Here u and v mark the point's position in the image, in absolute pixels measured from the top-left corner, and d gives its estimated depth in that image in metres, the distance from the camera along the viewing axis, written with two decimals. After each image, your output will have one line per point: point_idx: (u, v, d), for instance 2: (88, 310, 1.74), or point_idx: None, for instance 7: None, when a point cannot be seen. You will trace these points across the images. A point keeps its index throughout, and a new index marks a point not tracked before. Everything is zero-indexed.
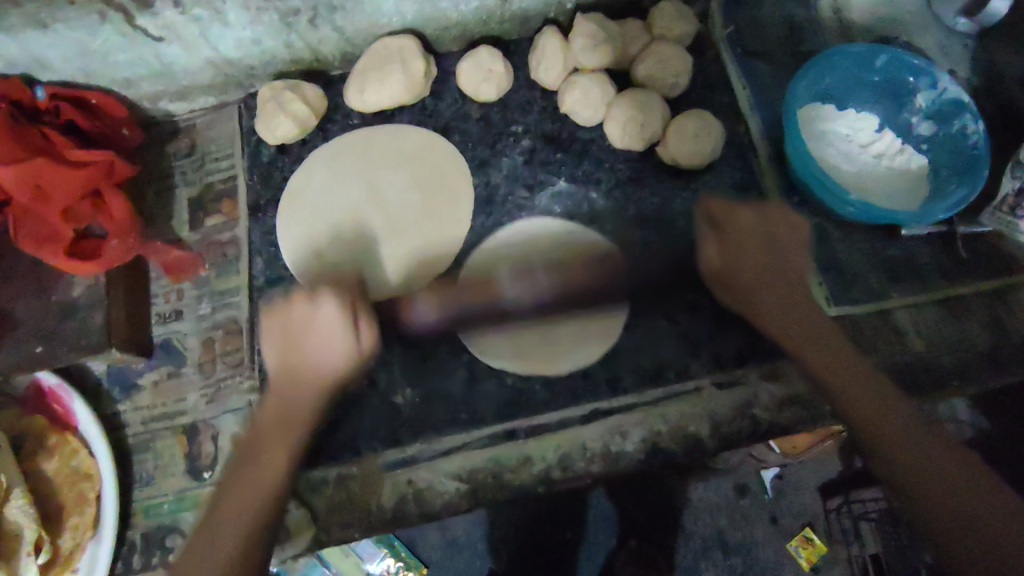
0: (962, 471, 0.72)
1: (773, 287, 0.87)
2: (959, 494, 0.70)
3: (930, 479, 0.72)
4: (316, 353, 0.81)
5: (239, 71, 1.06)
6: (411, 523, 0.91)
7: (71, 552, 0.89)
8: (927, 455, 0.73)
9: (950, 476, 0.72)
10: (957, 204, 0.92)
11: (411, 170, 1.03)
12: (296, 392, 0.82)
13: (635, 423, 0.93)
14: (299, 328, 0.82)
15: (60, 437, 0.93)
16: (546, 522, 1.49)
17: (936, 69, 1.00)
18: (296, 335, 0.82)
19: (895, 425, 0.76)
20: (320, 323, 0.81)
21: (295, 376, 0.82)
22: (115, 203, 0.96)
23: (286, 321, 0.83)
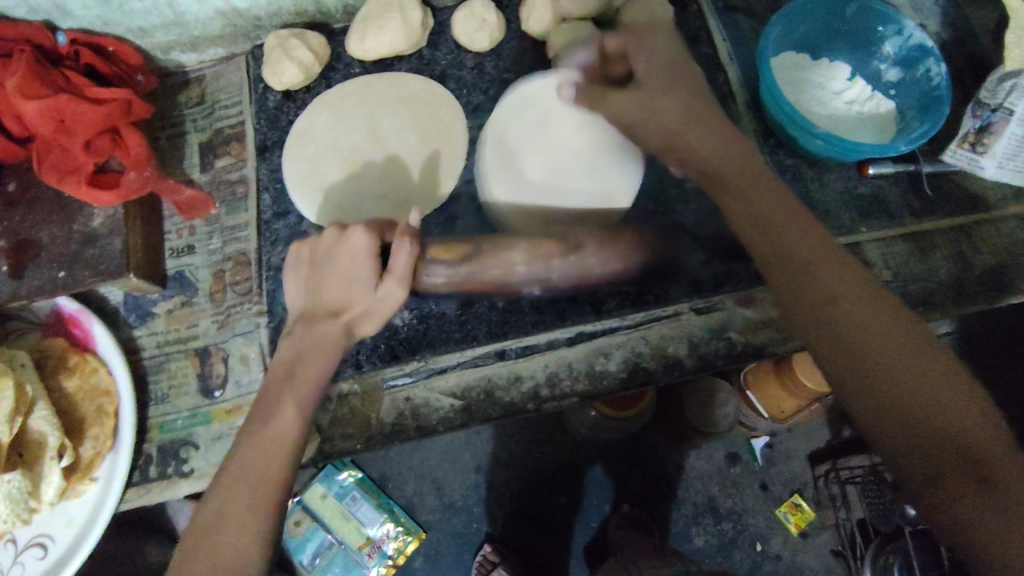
0: (978, 423, 0.65)
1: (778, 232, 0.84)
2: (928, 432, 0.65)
3: (917, 429, 0.66)
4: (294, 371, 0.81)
5: (247, 22, 1.12)
6: (409, 435, 0.98)
7: (92, 459, 0.95)
8: (910, 377, 0.68)
9: (939, 416, 0.66)
10: (921, 135, 0.97)
11: (410, 113, 1.09)
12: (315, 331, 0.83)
13: (617, 345, 1.00)
14: (334, 259, 0.85)
15: (80, 357, 1.00)
16: (540, 492, 1.64)
17: (902, 16, 1.06)
18: (324, 263, 0.85)
19: (886, 355, 0.70)
20: (345, 248, 0.84)
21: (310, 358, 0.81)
22: (133, 138, 1.03)
23: (315, 252, 0.87)
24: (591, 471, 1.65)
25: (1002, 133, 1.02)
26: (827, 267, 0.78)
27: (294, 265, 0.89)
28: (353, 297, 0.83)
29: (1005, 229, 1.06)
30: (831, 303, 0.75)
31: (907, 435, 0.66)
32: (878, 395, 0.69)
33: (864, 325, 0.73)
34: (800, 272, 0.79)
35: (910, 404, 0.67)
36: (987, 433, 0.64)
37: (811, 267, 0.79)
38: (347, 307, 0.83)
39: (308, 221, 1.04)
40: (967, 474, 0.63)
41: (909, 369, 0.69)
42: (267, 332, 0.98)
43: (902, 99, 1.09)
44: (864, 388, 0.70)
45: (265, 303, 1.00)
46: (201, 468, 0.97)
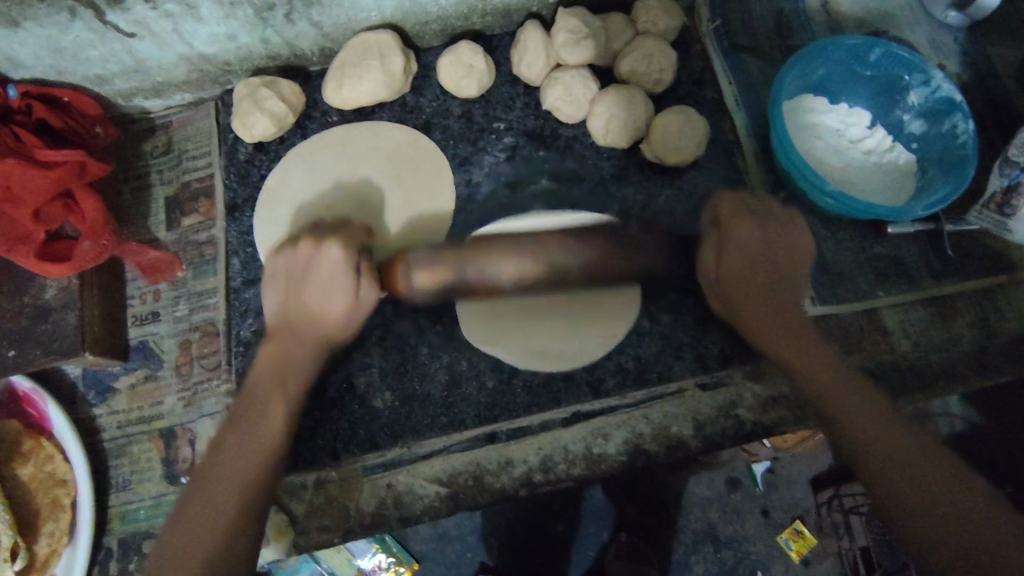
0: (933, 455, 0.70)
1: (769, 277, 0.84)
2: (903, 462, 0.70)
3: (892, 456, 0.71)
4: (317, 307, 0.82)
5: (215, 67, 1.03)
6: (391, 526, 0.90)
7: (48, 558, 0.88)
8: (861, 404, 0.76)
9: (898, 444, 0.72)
10: (939, 199, 0.90)
11: (391, 168, 1.01)
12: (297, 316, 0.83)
13: (617, 426, 0.93)
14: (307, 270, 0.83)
15: (34, 442, 0.92)
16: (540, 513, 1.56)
17: (930, 65, 0.98)
18: (294, 280, 0.83)
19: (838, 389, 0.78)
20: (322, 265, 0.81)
21: (318, 275, 0.82)
22: (87, 203, 0.93)
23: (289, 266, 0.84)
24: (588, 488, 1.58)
25: None
26: (815, 344, 0.82)
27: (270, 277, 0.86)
28: (326, 307, 0.82)
29: None
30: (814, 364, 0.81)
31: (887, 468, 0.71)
32: (878, 451, 0.72)
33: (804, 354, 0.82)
34: (779, 326, 0.84)
35: (905, 457, 0.70)
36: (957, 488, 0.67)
37: (796, 342, 0.82)
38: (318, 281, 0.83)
39: None
40: (950, 530, 0.65)
41: (902, 431, 0.73)
42: None
43: (924, 152, 1.01)
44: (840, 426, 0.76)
45: (234, 383, 0.92)
46: None
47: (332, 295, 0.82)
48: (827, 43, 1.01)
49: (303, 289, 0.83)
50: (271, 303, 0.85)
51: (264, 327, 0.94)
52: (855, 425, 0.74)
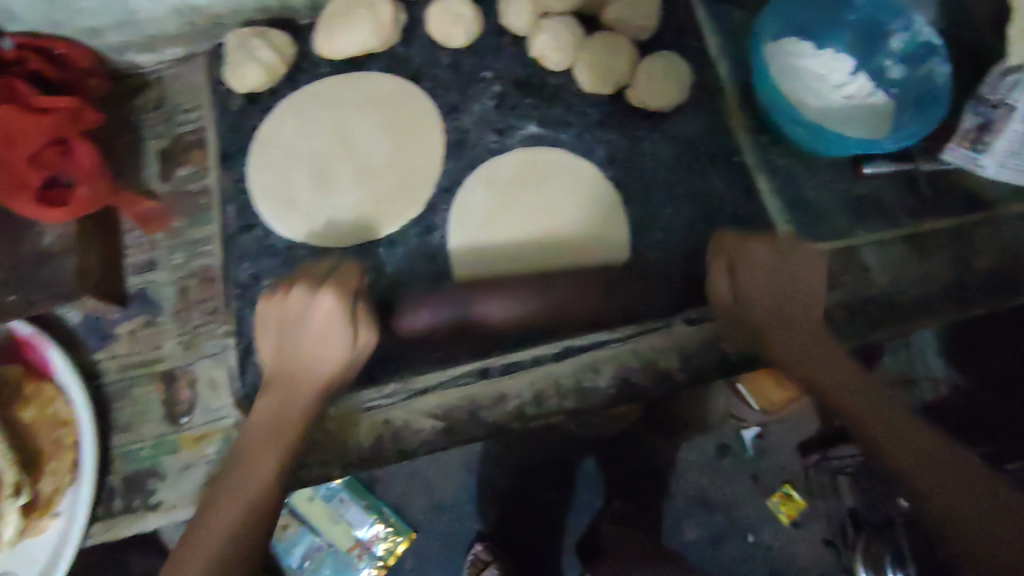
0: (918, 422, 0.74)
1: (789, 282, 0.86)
2: (893, 427, 0.73)
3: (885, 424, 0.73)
4: (309, 355, 0.80)
5: (206, 20, 1.05)
6: (390, 458, 0.94)
7: (52, 494, 0.90)
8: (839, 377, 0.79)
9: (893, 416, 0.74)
10: (909, 135, 0.95)
11: (383, 117, 1.03)
12: (295, 392, 0.80)
13: (607, 360, 0.96)
14: (300, 319, 0.79)
15: (36, 385, 0.94)
16: (535, 480, 1.60)
17: (911, 11, 1.02)
18: (292, 324, 0.80)
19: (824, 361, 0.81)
20: (312, 314, 0.78)
21: (312, 323, 0.78)
22: (84, 150, 0.96)
23: (280, 314, 0.81)
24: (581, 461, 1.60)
25: (1002, 133, 0.96)
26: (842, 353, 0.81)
27: (262, 325, 0.82)
28: (330, 356, 0.80)
29: (1005, 229, 1.02)
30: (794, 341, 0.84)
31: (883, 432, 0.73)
32: (887, 441, 0.72)
33: (789, 336, 0.84)
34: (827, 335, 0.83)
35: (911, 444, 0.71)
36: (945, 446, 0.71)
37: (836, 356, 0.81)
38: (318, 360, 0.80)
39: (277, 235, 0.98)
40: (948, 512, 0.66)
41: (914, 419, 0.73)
42: (236, 355, 0.94)
43: (904, 98, 1.02)
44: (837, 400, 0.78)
45: (233, 324, 0.94)
46: (169, 499, 0.92)
47: (329, 336, 0.78)
48: None
49: (293, 334, 0.80)
50: (270, 349, 0.82)
51: (261, 270, 0.96)
52: (862, 414, 0.75)
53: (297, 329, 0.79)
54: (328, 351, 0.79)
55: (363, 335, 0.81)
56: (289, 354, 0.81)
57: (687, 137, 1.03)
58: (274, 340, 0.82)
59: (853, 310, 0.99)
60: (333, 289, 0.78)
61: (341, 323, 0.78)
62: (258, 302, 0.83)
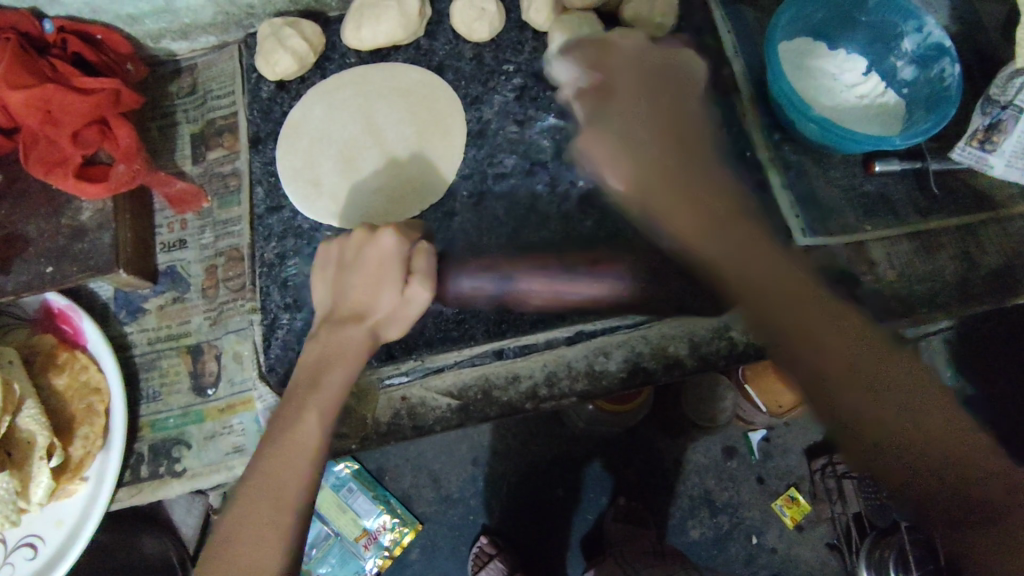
0: (923, 395, 0.74)
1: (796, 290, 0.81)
2: (892, 429, 0.72)
3: (886, 425, 0.73)
4: (368, 302, 0.77)
5: (240, 10, 1.09)
6: (405, 435, 0.97)
7: (82, 459, 0.94)
8: (845, 358, 0.75)
9: (884, 418, 0.73)
10: (919, 132, 0.95)
11: (407, 106, 1.06)
12: (344, 329, 0.77)
13: (617, 345, 0.99)
14: (361, 262, 0.79)
15: (69, 354, 0.98)
16: (538, 480, 1.63)
17: (923, 12, 1.03)
18: (348, 269, 0.80)
19: (846, 346, 0.76)
20: (371, 255, 0.78)
21: (366, 264, 0.78)
22: (121, 130, 0.99)
23: (340, 258, 0.82)
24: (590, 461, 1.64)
25: (1010, 132, 0.99)
26: (850, 344, 0.76)
27: (320, 270, 0.83)
28: (376, 304, 0.77)
29: (1012, 229, 1.05)
30: (799, 314, 0.79)
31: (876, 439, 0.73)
32: (878, 431, 0.73)
33: (793, 303, 0.80)
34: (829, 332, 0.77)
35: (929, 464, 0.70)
36: (942, 427, 0.72)
37: (852, 358, 0.75)
38: (369, 312, 0.77)
39: (303, 216, 1.01)
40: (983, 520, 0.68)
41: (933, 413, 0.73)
42: (259, 330, 0.96)
43: (914, 97, 1.06)
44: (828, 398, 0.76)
45: (258, 301, 0.97)
46: (194, 467, 0.96)
47: (382, 285, 0.76)
48: None
49: (348, 278, 0.79)
50: (323, 297, 0.82)
51: (286, 250, 1.00)
52: (869, 413, 0.73)
53: (351, 272, 0.79)
54: (377, 298, 0.77)
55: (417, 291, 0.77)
56: (341, 299, 0.79)
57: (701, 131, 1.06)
58: (331, 278, 0.81)
59: (861, 305, 1.01)
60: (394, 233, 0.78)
61: (394, 276, 0.76)
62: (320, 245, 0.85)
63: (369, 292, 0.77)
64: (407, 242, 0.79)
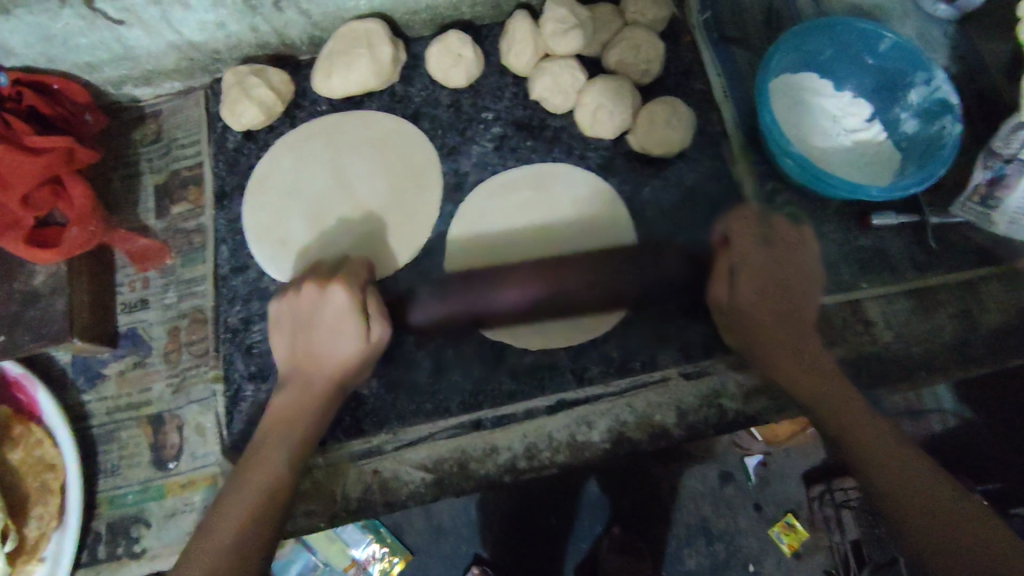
0: (904, 455, 0.74)
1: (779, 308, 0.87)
2: (924, 491, 0.70)
3: (914, 481, 0.71)
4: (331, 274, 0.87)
5: (205, 56, 1.04)
6: (376, 512, 0.92)
7: (37, 540, 0.89)
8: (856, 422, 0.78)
9: (917, 480, 0.71)
10: (898, 188, 0.90)
11: (380, 158, 1.01)
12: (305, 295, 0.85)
13: (601, 414, 0.94)
14: (329, 251, 0.91)
15: (24, 427, 0.93)
16: (536, 509, 1.57)
17: (934, 64, 0.98)
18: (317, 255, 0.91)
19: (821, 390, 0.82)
20: (335, 241, 0.90)
21: (331, 245, 0.90)
22: (77, 189, 0.94)
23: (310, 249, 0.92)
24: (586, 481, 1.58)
25: (1014, 188, 0.93)
26: (884, 431, 0.77)
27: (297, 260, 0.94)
28: (336, 270, 0.87)
29: (1018, 284, 0.99)
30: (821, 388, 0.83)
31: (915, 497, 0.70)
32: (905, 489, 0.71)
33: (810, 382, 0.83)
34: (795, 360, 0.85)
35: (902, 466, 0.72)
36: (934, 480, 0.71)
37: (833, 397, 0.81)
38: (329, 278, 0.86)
39: (269, 277, 0.96)
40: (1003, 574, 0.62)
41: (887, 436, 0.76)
42: (223, 402, 0.92)
43: (911, 152, 1.00)
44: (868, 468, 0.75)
45: (222, 369, 0.93)
46: (154, 547, 0.91)
47: (342, 255, 0.88)
48: (836, 24, 1.02)
49: (316, 260, 0.90)
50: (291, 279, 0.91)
51: (251, 314, 0.94)
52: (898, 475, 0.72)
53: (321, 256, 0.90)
54: (341, 265, 0.88)
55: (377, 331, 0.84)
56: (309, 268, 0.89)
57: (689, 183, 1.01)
58: (289, 335, 0.85)
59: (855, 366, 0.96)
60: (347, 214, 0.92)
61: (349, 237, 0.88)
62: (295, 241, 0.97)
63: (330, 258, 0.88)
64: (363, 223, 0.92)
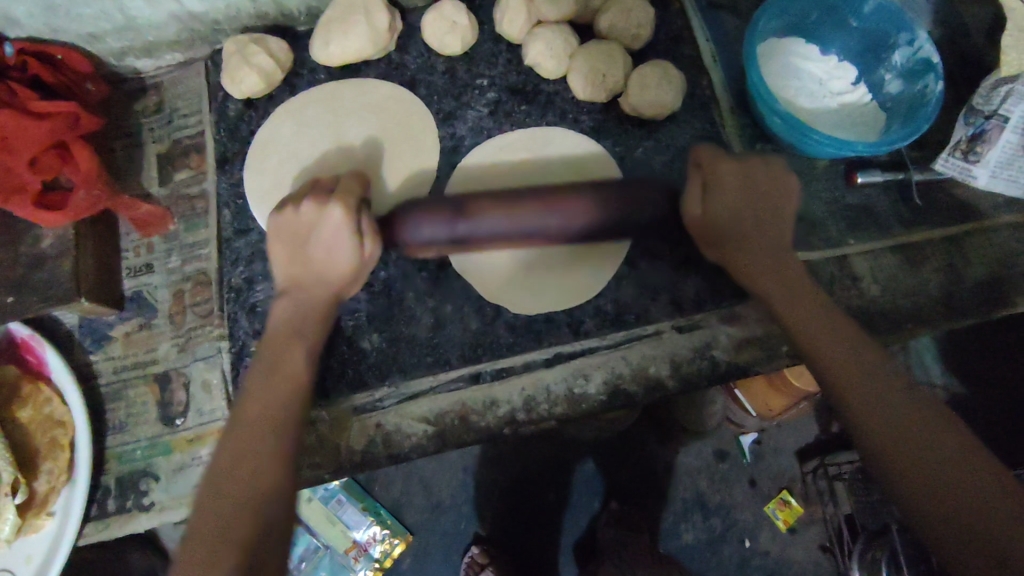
0: (920, 421, 0.66)
1: (824, 326, 0.77)
2: (933, 464, 0.63)
3: (915, 453, 0.64)
4: (325, 258, 0.82)
5: (205, 26, 1.06)
6: (380, 463, 0.95)
7: (47, 495, 0.91)
8: (866, 381, 0.70)
9: (921, 453, 0.64)
10: (882, 142, 0.93)
11: (377, 123, 1.03)
12: (307, 271, 0.83)
13: (597, 366, 0.97)
14: (313, 228, 0.82)
15: (33, 386, 0.95)
16: (532, 489, 1.60)
17: (917, 25, 1.00)
18: (303, 234, 0.82)
19: (833, 345, 0.74)
20: (324, 222, 0.81)
21: (320, 228, 0.81)
22: (82, 156, 0.96)
23: (291, 222, 0.83)
24: (580, 463, 1.62)
25: (993, 143, 0.99)
26: (892, 393, 0.68)
27: (273, 233, 0.84)
28: (336, 262, 0.82)
29: (998, 239, 1.02)
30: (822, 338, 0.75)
31: (918, 473, 0.63)
32: (902, 463, 0.64)
33: (824, 329, 0.76)
34: (867, 391, 0.69)
35: (957, 512, 0.60)
36: (956, 446, 0.63)
37: (909, 443, 0.65)
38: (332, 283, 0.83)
39: (271, 238, 0.99)
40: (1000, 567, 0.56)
41: (938, 450, 0.63)
42: (229, 358, 0.94)
43: (896, 111, 1.03)
44: (864, 431, 0.68)
45: (226, 328, 0.95)
46: (163, 500, 0.94)
47: (338, 243, 0.81)
48: None
49: (306, 244, 0.82)
50: (279, 265, 0.85)
51: (255, 275, 0.97)
52: (902, 444, 0.65)
53: (306, 239, 0.82)
54: (337, 256, 0.81)
55: (368, 244, 0.83)
56: (294, 259, 0.83)
57: (680, 145, 1.03)
58: (286, 245, 0.83)
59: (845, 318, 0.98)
60: (340, 200, 0.81)
61: (346, 228, 0.80)
62: (271, 212, 0.86)
63: (326, 251, 0.81)
64: (355, 204, 0.82)
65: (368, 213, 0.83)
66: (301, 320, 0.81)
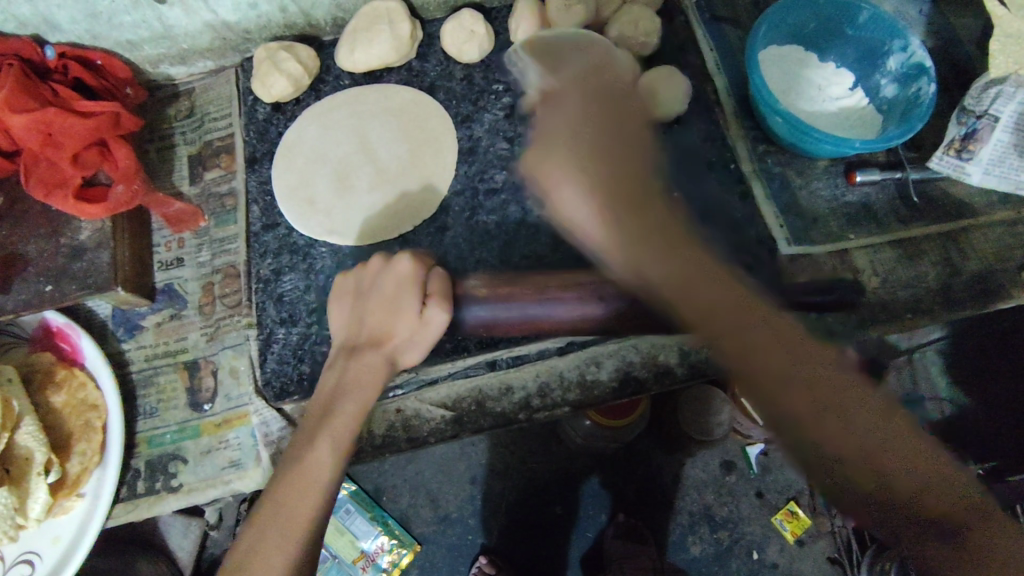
0: (832, 387, 0.65)
1: (697, 294, 0.69)
2: (855, 438, 0.62)
3: (834, 429, 0.62)
4: (383, 323, 0.77)
5: (237, 36, 1.12)
6: (400, 447, 0.99)
7: (79, 475, 0.94)
8: (780, 359, 0.65)
9: (846, 427, 0.62)
10: (879, 139, 0.97)
11: (398, 125, 1.09)
12: (365, 350, 0.77)
13: (609, 354, 1.01)
14: (377, 287, 0.79)
15: (68, 372, 0.99)
16: (537, 502, 1.62)
17: (909, 32, 1.06)
18: (365, 293, 0.81)
19: (714, 308, 0.68)
20: (389, 280, 0.78)
21: (381, 290, 0.78)
22: (121, 152, 1.02)
23: (355, 284, 0.83)
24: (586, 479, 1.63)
25: (985, 141, 1.05)
26: (792, 361, 0.65)
27: (336, 297, 0.84)
28: (391, 327, 0.77)
29: (992, 235, 1.07)
30: (722, 310, 0.68)
31: (839, 444, 0.61)
32: (831, 442, 0.61)
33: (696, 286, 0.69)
34: (797, 366, 0.65)
35: (880, 482, 0.62)
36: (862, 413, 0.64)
37: (834, 418, 0.63)
38: (389, 337, 0.77)
39: (297, 231, 1.03)
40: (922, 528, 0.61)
41: (850, 421, 0.63)
42: (256, 345, 0.98)
43: (892, 113, 1.09)
44: (784, 410, 0.63)
45: (255, 316, 1.00)
46: (189, 481, 0.98)
47: (397, 308, 0.76)
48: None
49: (367, 302, 0.80)
50: (337, 321, 0.83)
51: (282, 266, 1.02)
52: (830, 423, 0.62)
53: (368, 297, 0.79)
54: (392, 321, 0.77)
55: (432, 312, 0.76)
56: (354, 321, 0.80)
57: (686, 146, 1.08)
58: (347, 306, 0.82)
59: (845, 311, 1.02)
60: (408, 258, 0.79)
61: (410, 297, 0.76)
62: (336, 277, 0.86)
63: (387, 321, 0.77)
64: (424, 266, 0.79)
65: (438, 272, 0.79)
66: (358, 380, 0.76)
